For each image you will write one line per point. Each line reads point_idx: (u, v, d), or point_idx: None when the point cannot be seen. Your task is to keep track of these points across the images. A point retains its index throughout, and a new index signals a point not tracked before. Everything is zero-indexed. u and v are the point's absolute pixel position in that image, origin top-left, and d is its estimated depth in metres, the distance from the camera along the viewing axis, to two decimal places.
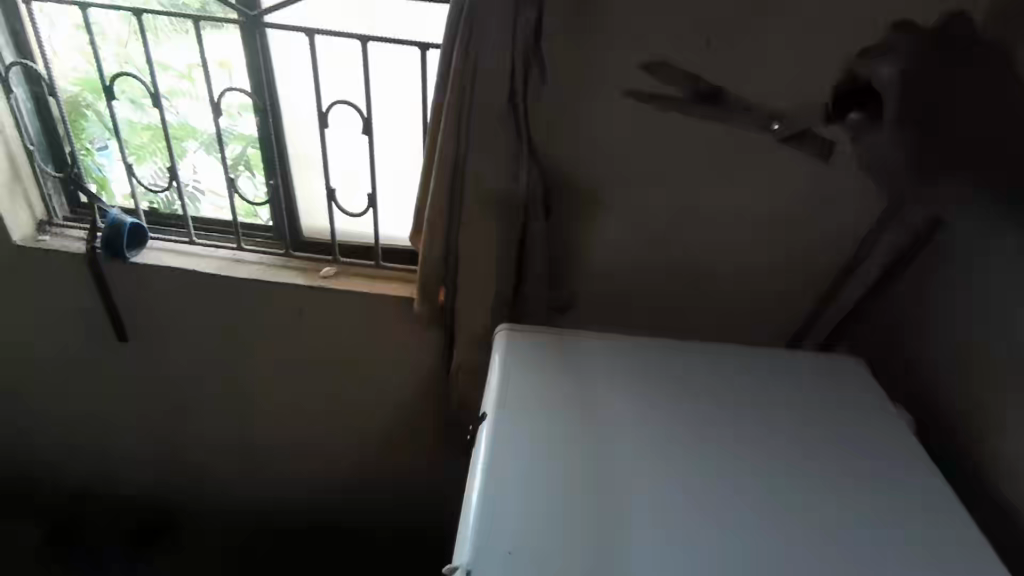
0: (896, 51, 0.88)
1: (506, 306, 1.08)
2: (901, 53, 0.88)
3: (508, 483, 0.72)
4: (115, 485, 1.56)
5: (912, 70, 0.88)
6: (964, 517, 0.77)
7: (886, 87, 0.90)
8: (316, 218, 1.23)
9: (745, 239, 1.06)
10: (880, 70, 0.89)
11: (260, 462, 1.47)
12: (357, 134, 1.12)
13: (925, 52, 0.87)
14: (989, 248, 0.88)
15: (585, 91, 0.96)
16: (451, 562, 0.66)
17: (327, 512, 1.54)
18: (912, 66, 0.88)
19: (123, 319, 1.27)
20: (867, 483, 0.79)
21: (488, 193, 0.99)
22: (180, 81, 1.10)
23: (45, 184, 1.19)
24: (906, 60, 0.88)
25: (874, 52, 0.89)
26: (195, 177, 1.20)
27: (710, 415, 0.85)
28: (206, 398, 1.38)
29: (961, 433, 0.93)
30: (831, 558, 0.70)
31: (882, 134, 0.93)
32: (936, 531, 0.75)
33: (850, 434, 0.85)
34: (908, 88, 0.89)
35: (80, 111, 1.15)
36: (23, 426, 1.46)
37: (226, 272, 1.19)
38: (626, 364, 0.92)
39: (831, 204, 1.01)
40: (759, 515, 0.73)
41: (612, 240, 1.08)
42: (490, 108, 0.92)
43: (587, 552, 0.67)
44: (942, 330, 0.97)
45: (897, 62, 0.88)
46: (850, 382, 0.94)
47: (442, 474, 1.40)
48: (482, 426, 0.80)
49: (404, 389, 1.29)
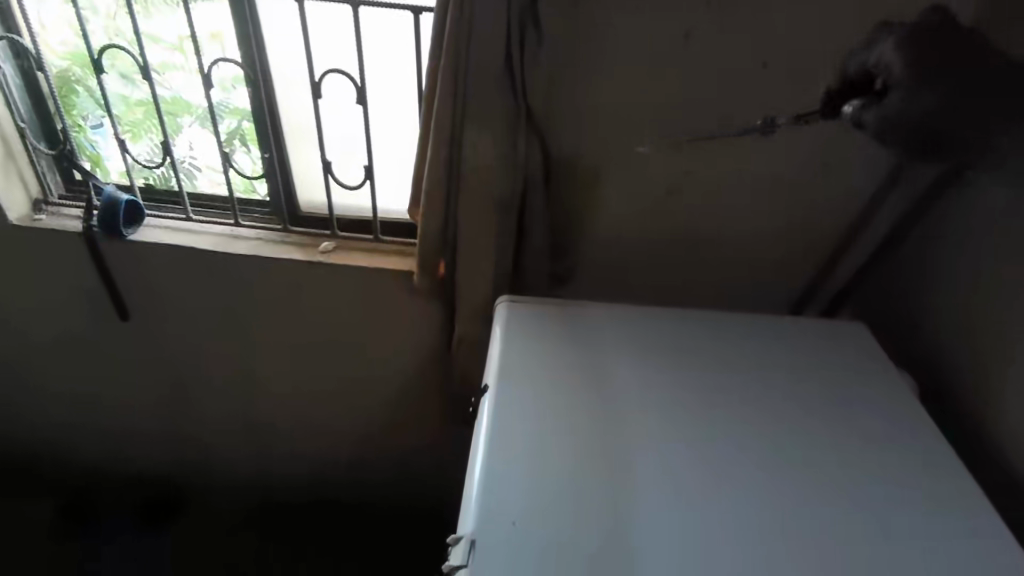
0: (890, 35, 0.77)
1: (506, 276, 1.06)
2: (894, 34, 0.76)
3: (513, 452, 0.73)
4: (118, 462, 1.58)
5: (913, 44, 0.73)
6: (958, 467, 0.77)
7: (884, 67, 0.75)
8: (312, 191, 1.22)
9: (744, 205, 1.05)
10: (875, 54, 0.77)
11: (262, 438, 1.48)
12: (352, 104, 1.10)
13: (921, 32, 0.74)
14: (995, 202, 0.87)
15: (583, 56, 0.94)
16: (456, 532, 0.66)
17: (331, 487, 1.56)
18: (911, 41, 0.73)
19: (123, 297, 1.27)
20: (870, 440, 0.79)
21: (487, 160, 0.96)
22: (172, 54, 1.09)
23: (38, 162, 1.19)
24: (903, 37, 0.74)
25: (863, 42, 0.79)
26: (191, 154, 1.19)
27: (717, 381, 0.85)
28: (207, 376, 1.38)
29: (966, 395, 0.91)
30: (834, 510, 0.71)
31: (893, 100, 0.71)
32: (938, 487, 0.75)
33: (852, 393, 0.86)
34: (913, 55, 0.72)
35: (70, 86, 1.14)
36: (24, 406, 1.48)
37: (225, 248, 1.19)
38: (632, 332, 0.92)
39: (832, 170, 1.00)
40: (762, 473, 0.74)
41: (614, 211, 1.08)
42: (487, 71, 0.89)
43: (592, 516, 0.67)
44: (942, 289, 0.95)
45: (892, 41, 0.75)
46: (850, 345, 0.94)
47: (445, 446, 1.41)
48: (485, 396, 0.81)
49: (405, 363, 1.30)
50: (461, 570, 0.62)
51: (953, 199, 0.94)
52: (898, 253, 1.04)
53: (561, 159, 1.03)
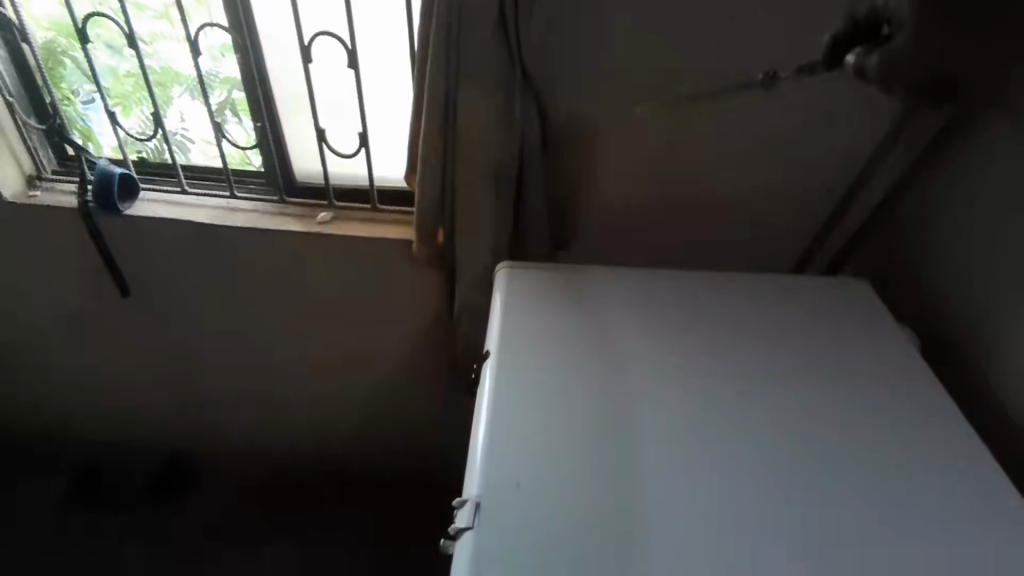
0: None
1: (506, 241, 1.05)
2: None
3: (516, 418, 0.73)
4: (127, 436, 1.60)
5: None
6: (958, 417, 0.77)
7: (893, 13, 0.74)
8: (307, 161, 1.21)
9: (744, 164, 1.04)
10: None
11: (267, 410, 1.50)
12: (343, 69, 1.09)
13: None
14: (995, 154, 0.86)
15: (576, 11, 0.92)
16: (461, 496, 0.67)
17: (337, 457, 1.58)
18: None
19: (122, 270, 1.27)
20: (875, 394, 0.80)
21: (482, 124, 0.94)
22: (159, 23, 1.08)
23: (29, 136, 1.18)
24: None
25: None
26: (183, 126, 1.18)
27: (719, 340, 0.85)
28: (210, 350, 1.39)
29: (968, 350, 0.91)
30: (838, 461, 0.71)
31: (901, 46, 0.70)
32: (942, 434, 0.75)
33: (855, 349, 0.86)
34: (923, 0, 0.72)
35: (57, 58, 1.13)
36: (31, 383, 1.50)
37: (221, 222, 1.18)
38: (634, 295, 0.92)
39: (832, 127, 0.99)
40: (766, 428, 0.74)
41: (612, 173, 1.07)
42: (481, 29, 0.87)
43: (596, 475, 0.68)
44: (946, 243, 0.94)
45: None
46: (852, 303, 0.93)
47: (448, 414, 1.42)
48: (486, 363, 0.81)
49: (408, 332, 1.30)
50: (466, 531, 0.64)
51: (954, 154, 0.92)
52: (899, 210, 1.03)
53: (557, 121, 1.02)
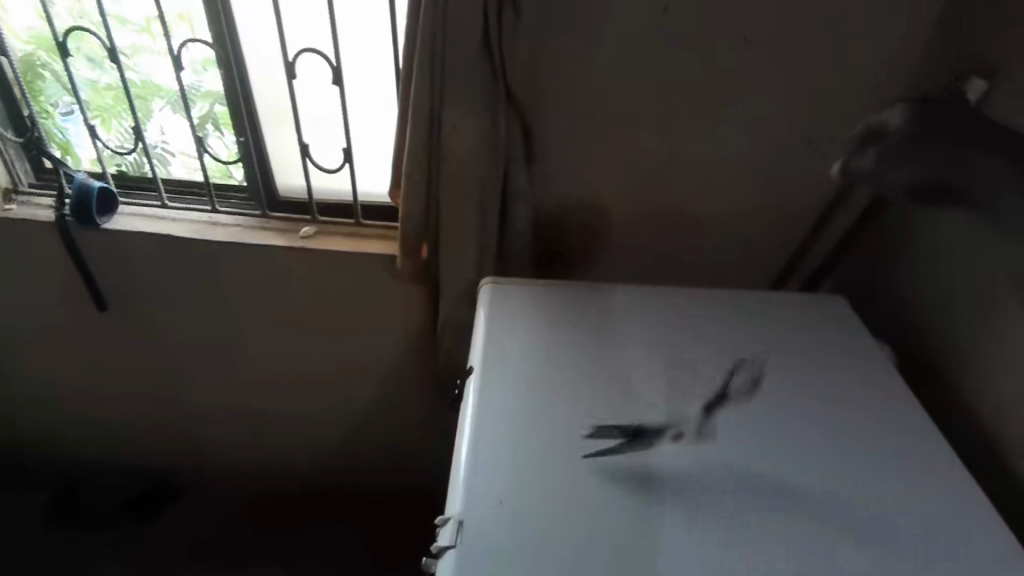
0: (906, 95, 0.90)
1: (490, 258, 1.05)
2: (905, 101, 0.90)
3: (499, 437, 0.73)
4: (103, 453, 1.57)
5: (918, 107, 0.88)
6: (938, 437, 0.79)
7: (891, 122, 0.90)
8: (289, 176, 1.20)
9: (726, 183, 1.05)
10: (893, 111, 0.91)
11: (247, 427, 1.48)
12: (328, 85, 1.09)
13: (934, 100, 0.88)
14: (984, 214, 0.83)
15: (557, 26, 0.93)
16: (444, 514, 0.66)
17: (319, 475, 1.55)
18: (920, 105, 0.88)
19: (99, 285, 1.25)
20: (861, 415, 0.81)
21: (467, 141, 0.95)
22: (140, 36, 1.07)
23: (5, 149, 1.16)
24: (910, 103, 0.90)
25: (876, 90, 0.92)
26: (163, 139, 1.17)
27: (706, 362, 0.86)
28: (189, 366, 1.37)
29: (947, 367, 0.92)
30: (824, 483, 0.72)
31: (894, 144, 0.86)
32: (928, 456, 0.76)
33: (840, 368, 0.87)
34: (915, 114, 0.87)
35: (36, 71, 1.12)
36: (7, 398, 1.47)
37: (201, 236, 1.17)
38: (621, 315, 0.92)
39: (811, 147, 1.00)
40: (754, 451, 0.75)
41: (596, 190, 1.07)
42: (464, 50, 0.88)
43: (582, 497, 0.67)
44: (925, 262, 0.96)
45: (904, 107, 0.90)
46: (831, 319, 0.95)
47: (432, 429, 1.41)
48: (471, 378, 0.81)
49: (391, 347, 1.29)
50: (449, 550, 0.63)
51: None
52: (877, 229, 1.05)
53: (542, 137, 1.03)
